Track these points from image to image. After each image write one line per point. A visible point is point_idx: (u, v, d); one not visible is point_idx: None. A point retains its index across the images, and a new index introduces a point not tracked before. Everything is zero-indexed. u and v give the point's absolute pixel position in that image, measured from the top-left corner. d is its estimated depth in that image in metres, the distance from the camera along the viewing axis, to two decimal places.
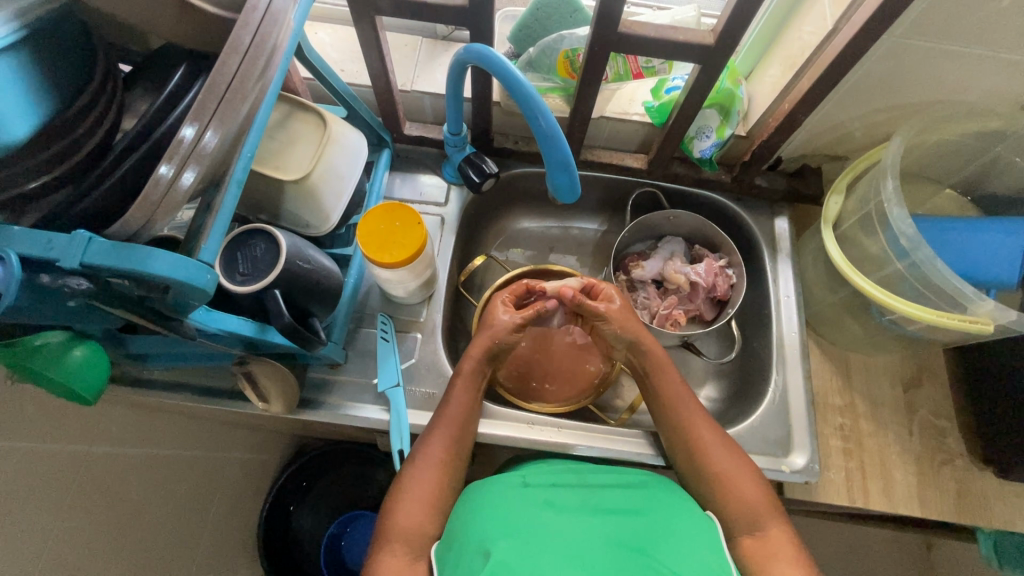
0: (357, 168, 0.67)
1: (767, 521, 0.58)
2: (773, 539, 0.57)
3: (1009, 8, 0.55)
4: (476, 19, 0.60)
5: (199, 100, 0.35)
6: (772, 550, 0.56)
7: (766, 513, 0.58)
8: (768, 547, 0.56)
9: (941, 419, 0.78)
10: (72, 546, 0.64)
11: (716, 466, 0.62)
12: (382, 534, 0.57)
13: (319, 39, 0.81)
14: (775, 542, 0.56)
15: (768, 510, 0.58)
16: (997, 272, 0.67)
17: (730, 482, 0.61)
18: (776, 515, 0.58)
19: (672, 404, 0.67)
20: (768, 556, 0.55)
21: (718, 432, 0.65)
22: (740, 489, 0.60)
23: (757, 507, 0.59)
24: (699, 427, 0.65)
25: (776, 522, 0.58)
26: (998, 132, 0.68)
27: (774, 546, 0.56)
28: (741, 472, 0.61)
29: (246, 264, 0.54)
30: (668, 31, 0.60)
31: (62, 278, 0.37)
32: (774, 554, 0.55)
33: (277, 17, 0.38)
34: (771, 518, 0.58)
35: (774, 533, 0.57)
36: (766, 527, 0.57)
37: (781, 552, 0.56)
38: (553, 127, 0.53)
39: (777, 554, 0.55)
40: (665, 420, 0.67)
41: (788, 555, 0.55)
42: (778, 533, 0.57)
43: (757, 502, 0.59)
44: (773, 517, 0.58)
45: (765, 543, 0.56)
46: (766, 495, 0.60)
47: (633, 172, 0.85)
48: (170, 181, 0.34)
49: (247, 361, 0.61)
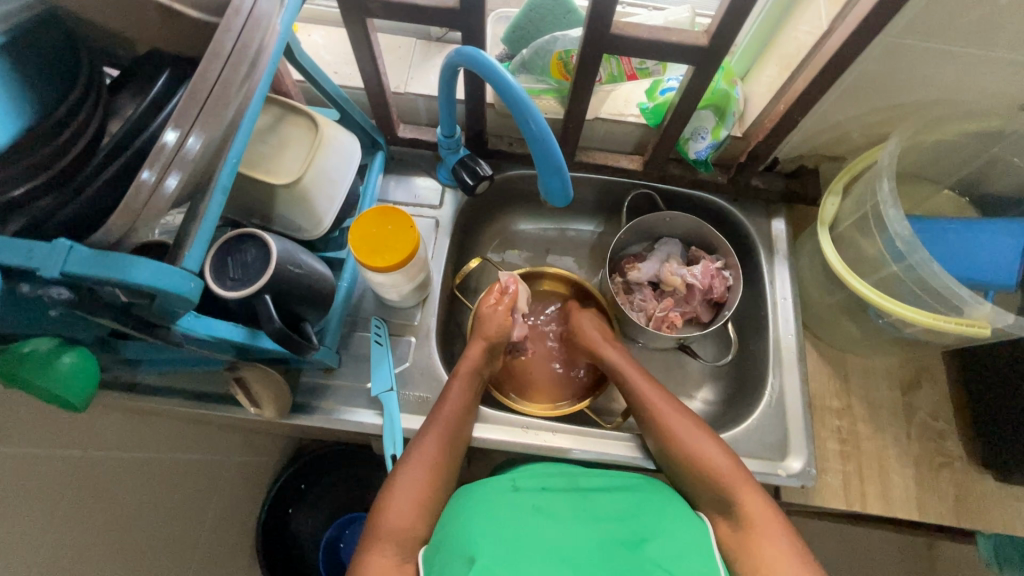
0: (349, 171, 0.66)
1: (740, 491, 0.58)
2: (749, 510, 0.56)
3: (1007, 6, 0.54)
4: (467, 21, 0.59)
5: (180, 106, 0.34)
6: (752, 528, 0.55)
7: (740, 485, 0.58)
8: (747, 526, 0.56)
9: (940, 421, 0.78)
10: (65, 552, 0.63)
11: (687, 448, 0.62)
12: (370, 534, 0.57)
13: (312, 41, 0.80)
14: (751, 514, 0.56)
15: (741, 482, 0.58)
16: (995, 274, 0.66)
17: (701, 460, 0.61)
18: (749, 485, 0.58)
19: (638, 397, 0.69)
20: (749, 535, 0.55)
21: (684, 413, 0.66)
22: (712, 464, 0.60)
23: (730, 482, 0.59)
24: (668, 413, 0.66)
25: (749, 491, 0.57)
26: (997, 131, 0.67)
27: (754, 524, 0.55)
28: (712, 449, 0.61)
29: (236, 269, 0.53)
30: (662, 32, 0.59)
31: (42, 288, 0.36)
32: (752, 531, 0.55)
33: (261, 21, 0.38)
34: (745, 489, 0.58)
35: (749, 503, 0.57)
36: (742, 499, 0.57)
37: (760, 524, 0.55)
38: (542, 129, 0.53)
39: (757, 528, 0.55)
40: (636, 411, 0.69)
41: (767, 529, 0.55)
42: (754, 503, 0.57)
43: (729, 475, 0.59)
44: (746, 487, 0.58)
45: (744, 520, 0.56)
46: (737, 466, 0.60)
47: (628, 173, 0.85)
48: (152, 187, 0.34)
49: (237, 367, 0.61)
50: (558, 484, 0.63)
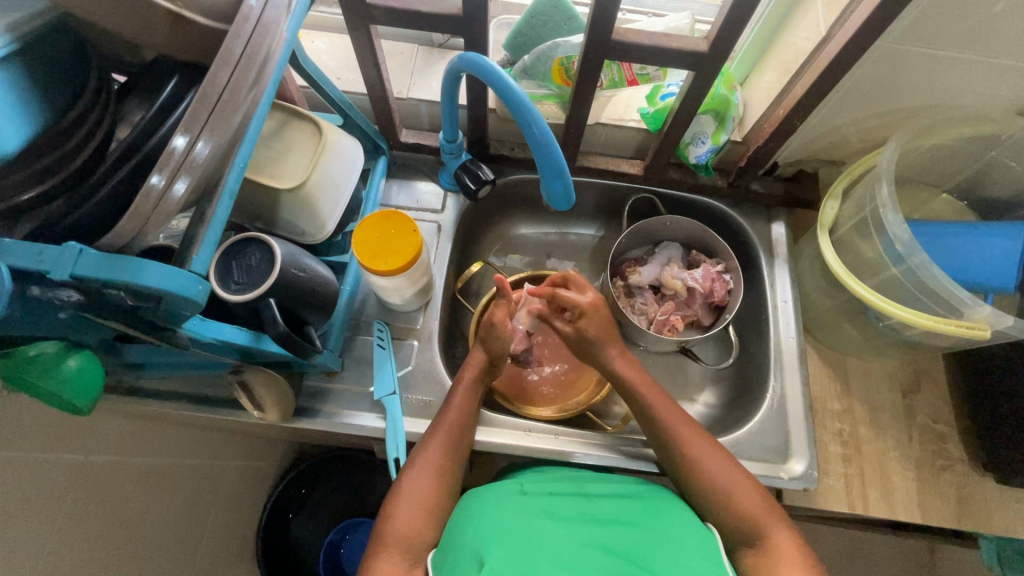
0: (353, 176, 0.67)
1: (770, 526, 0.57)
2: (778, 544, 0.56)
3: (1003, 12, 0.55)
4: (470, 27, 0.60)
5: (189, 111, 0.35)
6: (778, 559, 0.55)
7: (770, 521, 0.57)
8: (775, 556, 0.55)
9: (941, 423, 0.78)
10: (68, 556, 0.63)
11: (716, 478, 0.61)
12: (379, 540, 0.57)
13: (316, 47, 0.81)
14: (780, 549, 0.55)
15: (770, 516, 0.58)
16: (994, 276, 0.67)
17: (730, 492, 0.60)
18: (776, 519, 0.58)
19: (653, 417, 0.67)
20: (775, 566, 0.54)
21: (704, 439, 0.64)
22: (741, 498, 0.59)
23: (758, 515, 0.58)
24: (693, 438, 0.64)
25: (779, 527, 0.57)
26: (993, 136, 0.68)
27: (781, 554, 0.55)
28: (743, 484, 0.60)
29: (241, 273, 0.54)
30: (662, 38, 0.60)
31: (53, 291, 0.37)
32: (779, 563, 0.54)
33: (269, 28, 0.38)
34: (774, 523, 0.57)
35: (779, 538, 0.56)
36: (770, 533, 0.57)
37: (789, 560, 0.54)
38: (546, 134, 0.53)
39: (786, 561, 0.54)
40: (658, 434, 0.66)
41: (794, 562, 0.54)
42: (782, 538, 0.56)
43: (758, 510, 0.58)
44: (775, 522, 0.57)
45: (770, 552, 0.56)
46: (765, 502, 0.59)
47: (629, 178, 0.85)
48: (161, 192, 0.34)
49: (242, 369, 0.62)
50: (562, 488, 0.64)
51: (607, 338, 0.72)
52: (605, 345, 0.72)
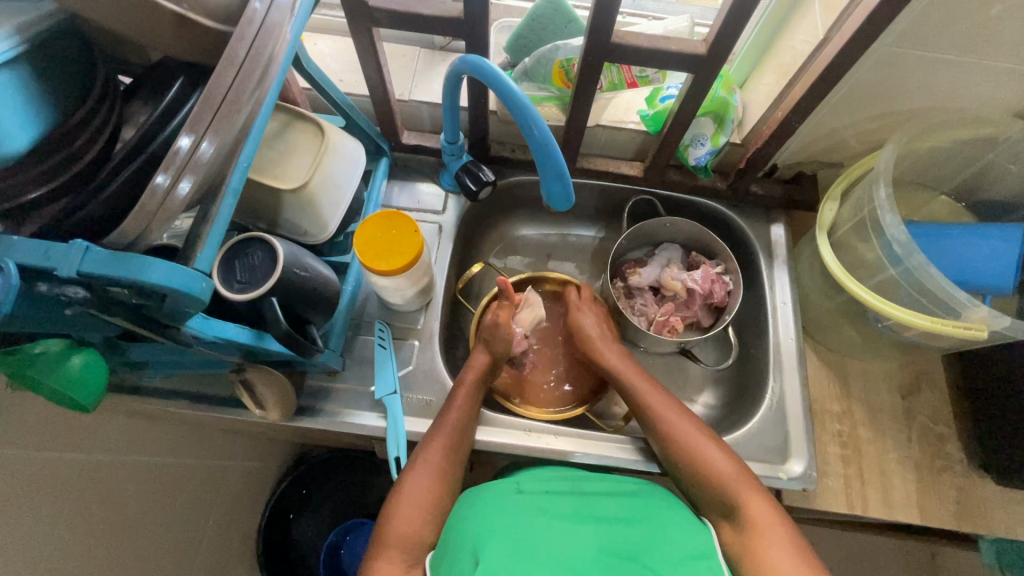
0: (355, 177, 0.68)
1: (747, 498, 0.57)
2: (756, 514, 0.56)
3: (998, 15, 0.55)
4: (471, 30, 0.60)
5: (194, 112, 0.35)
6: (755, 530, 0.55)
7: (748, 492, 0.58)
8: (752, 527, 0.55)
9: (940, 425, 0.78)
10: (71, 554, 0.64)
11: (696, 456, 0.62)
12: (380, 537, 0.57)
13: (319, 49, 0.82)
14: (756, 519, 0.55)
15: (748, 489, 0.58)
16: (993, 278, 0.67)
17: (708, 469, 0.60)
18: (755, 492, 0.58)
19: (637, 400, 0.69)
20: (753, 538, 0.54)
21: (686, 417, 0.66)
22: (720, 473, 0.60)
23: (736, 489, 0.58)
24: (674, 418, 0.65)
25: (756, 498, 0.57)
26: (990, 138, 0.68)
27: (758, 524, 0.55)
28: (723, 460, 0.61)
29: (243, 272, 0.54)
30: (661, 41, 0.61)
31: (60, 286, 0.37)
32: (755, 534, 0.54)
33: (273, 31, 0.39)
34: (752, 496, 0.57)
35: (755, 508, 0.56)
36: (747, 505, 0.57)
37: (766, 529, 0.54)
38: (545, 135, 0.54)
39: (762, 531, 0.54)
40: (642, 416, 0.68)
41: (771, 532, 0.54)
42: (759, 508, 0.56)
43: (738, 484, 0.58)
44: (753, 494, 0.57)
45: (749, 524, 0.55)
46: (747, 476, 0.59)
47: (629, 179, 0.86)
48: (166, 191, 0.35)
49: (243, 368, 0.62)
50: (561, 488, 0.64)
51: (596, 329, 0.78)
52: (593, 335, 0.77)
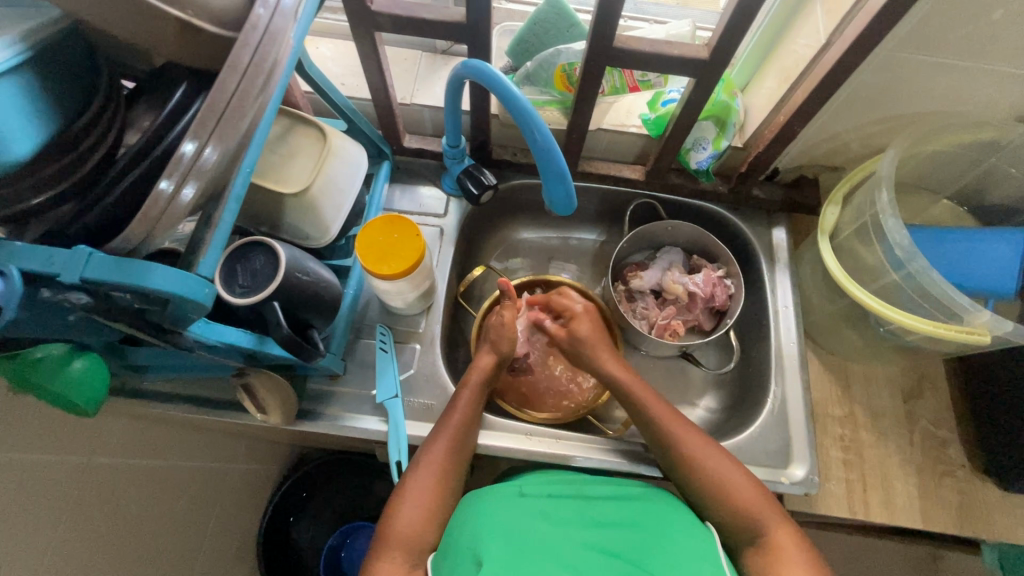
0: (357, 181, 0.68)
1: (769, 521, 0.57)
2: (779, 539, 0.56)
3: (1000, 20, 0.55)
4: (473, 34, 0.60)
5: (198, 117, 0.35)
6: (779, 554, 0.55)
7: (770, 515, 0.58)
8: (775, 551, 0.55)
9: (942, 429, 0.78)
10: (71, 557, 0.64)
11: (714, 476, 0.61)
12: (381, 541, 0.57)
13: (321, 53, 0.82)
14: (779, 544, 0.55)
15: (769, 510, 0.58)
16: (995, 282, 0.67)
17: (728, 488, 0.60)
18: (776, 513, 0.58)
19: (646, 415, 0.68)
20: (776, 561, 0.54)
21: (699, 434, 0.65)
22: (739, 494, 0.59)
23: (758, 510, 0.58)
24: (688, 436, 0.64)
25: (778, 522, 0.57)
26: (993, 143, 0.68)
27: (781, 549, 0.55)
28: (741, 480, 0.61)
29: (246, 276, 0.54)
30: (663, 45, 0.61)
31: (63, 292, 0.38)
32: (779, 557, 0.55)
33: (277, 36, 0.39)
34: (774, 518, 0.58)
35: (779, 531, 0.56)
36: (770, 528, 0.57)
37: (791, 554, 0.55)
38: (548, 139, 0.54)
39: (787, 556, 0.54)
40: (653, 432, 0.67)
41: (794, 557, 0.54)
42: (782, 532, 0.56)
43: (757, 506, 0.58)
44: (774, 517, 0.58)
45: (771, 546, 0.56)
46: (765, 497, 0.59)
47: (631, 183, 0.86)
48: (169, 197, 0.35)
49: (245, 372, 0.62)
50: (563, 491, 0.64)
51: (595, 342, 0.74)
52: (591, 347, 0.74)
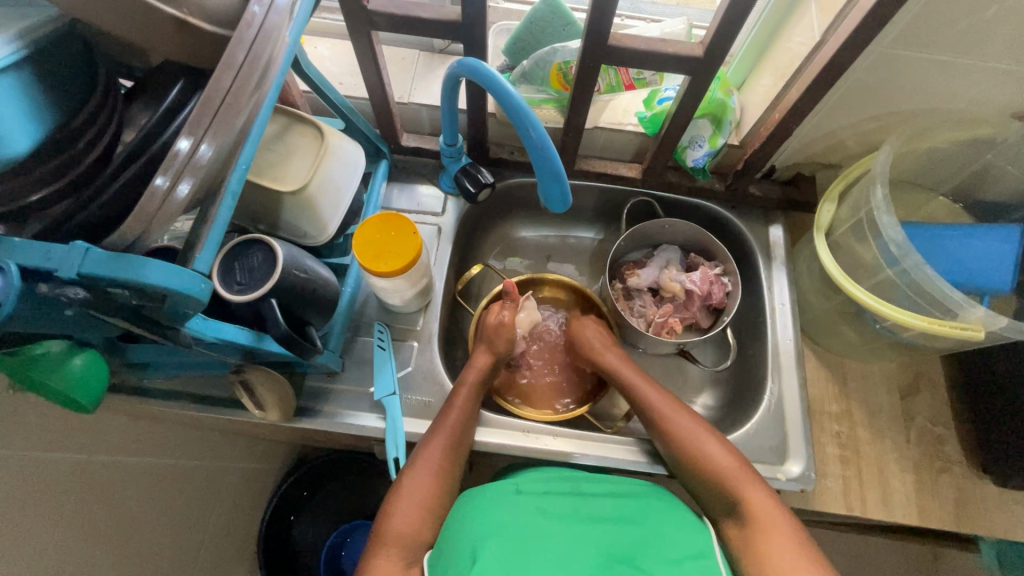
0: (354, 179, 0.68)
1: (747, 491, 0.58)
2: (757, 508, 0.56)
3: (993, 17, 0.56)
4: (469, 33, 0.61)
5: (193, 114, 0.36)
6: (758, 525, 0.55)
7: (748, 485, 0.58)
8: (755, 523, 0.55)
9: (939, 426, 0.78)
10: (71, 554, 0.64)
11: (695, 452, 0.62)
12: (378, 537, 0.57)
13: (319, 53, 0.83)
14: (757, 513, 0.56)
15: (750, 483, 0.58)
16: (991, 279, 0.67)
17: (709, 464, 0.61)
18: (754, 484, 0.58)
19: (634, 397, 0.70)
20: (755, 533, 0.55)
21: (681, 411, 0.66)
22: (719, 467, 0.60)
23: (737, 482, 0.59)
24: (672, 415, 0.66)
25: (756, 491, 0.57)
26: (988, 139, 0.69)
27: (759, 518, 0.55)
28: (720, 453, 0.61)
29: (243, 274, 0.55)
30: (658, 43, 0.61)
31: (60, 288, 0.38)
32: (759, 530, 0.55)
33: (271, 34, 0.39)
34: (754, 490, 0.58)
35: (757, 503, 0.56)
36: (748, 498, 0.57)
37: (770, 524, 0.55)
38: (542, 138, 0.54)
39: (763, 526, 0.55)
40: (643, 415, 0.69)
41: (775, 528, 0.54)
42: (761, 502, 0.56)
43: (736, 476, 0.59)
44: (755, 489, 0.58)
45: (752, 519, 0.56)
46: (745, 469, 0.60)
47: (628, 181, 0.86)
48: (165, 193, 0.35)
49: (243, 369, 0.63)
50: (560, 488, 0.64)
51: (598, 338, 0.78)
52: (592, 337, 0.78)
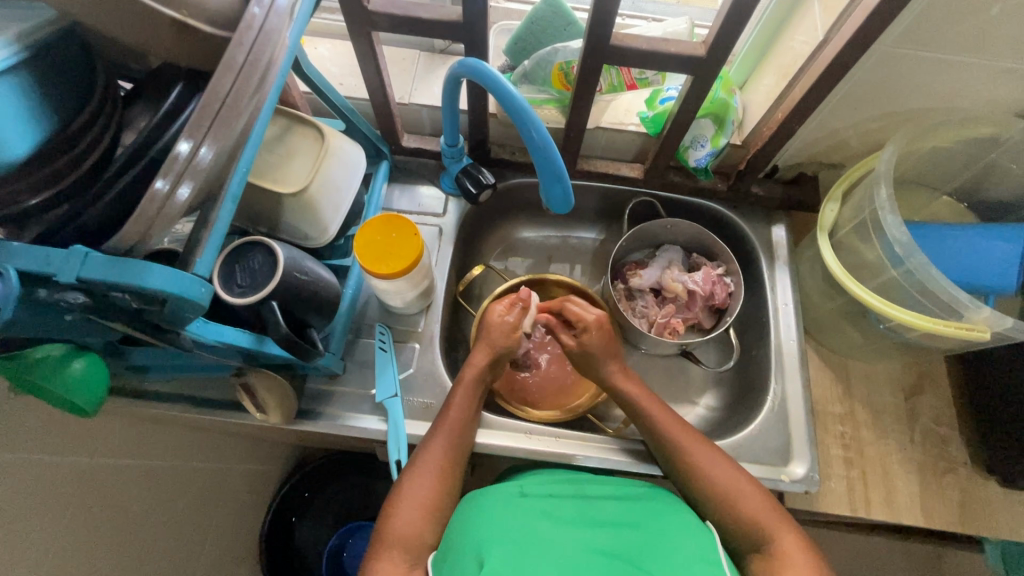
0: (354, 180, 0.68)
1: (776, 528, 0.57)
2: (785, 545, 0.55)
3: (997, 16, 0.55)
4: (470, 32, 0.60)
5: (193, 117, 0.36)
6: (785, 559, 0.54)
7: (775, 522, 0.57)
8: (779, 558, 0.54)
9: (943, 426, 0.78)
10: (74, 557, 0.64)
11: (720, 483, 0.61)
12: (379, 540, 0.57)
13: (319, 54, 0.83)
14: (785, 549, 0.55)
15: (775, 518, 0.58)
16: (996, 279, 0.67)
17: (734, 496, 0.60)
18: (781, 522, 0.58)
19: (650, 422, 0.68)
20: (780, 565, 0.54)
21: (702, 442, 0.65)
22: (744, 501, 0.59)
23: (763, 517, 0.58)
24: (693, 444, 0.65)
25: (784, 529, 0.57)
26: (992, 139, 0.68)
27: (787, 555, 0.54)
28: (745, 486, 0.61)
29: (243, 276, 0.54)
30: (660, 43, 0.61)
31: (59, 293, 0.38)
32: (784, 564, 0.54)
33: (271, 36, 0.39)
34: (779, 525, 0.57)
35: (784, 539, 0.56)
36: (776, 535, 0.56)
37: (795, 560, 0.54)
38: (544, 138, 0.54)
39: (791, 561, 0.54)
40: (658, 441, 0.67)
41: (800, 563, 0.53)
42: (788, 538, 0.56)
43: (762, 512, 0.58)
44: (780, 525, 0.57)
45: (776, 553, 0.55)
46: (770, 504, 0.59)
47: (629, 181, 0.86)
48: (166, 196, 0.35)
49: (243, 371, 0.63)
50: (564, 491, 0.64)
51: (606, 355, 0.73)
52: (605, 361, 0.73)
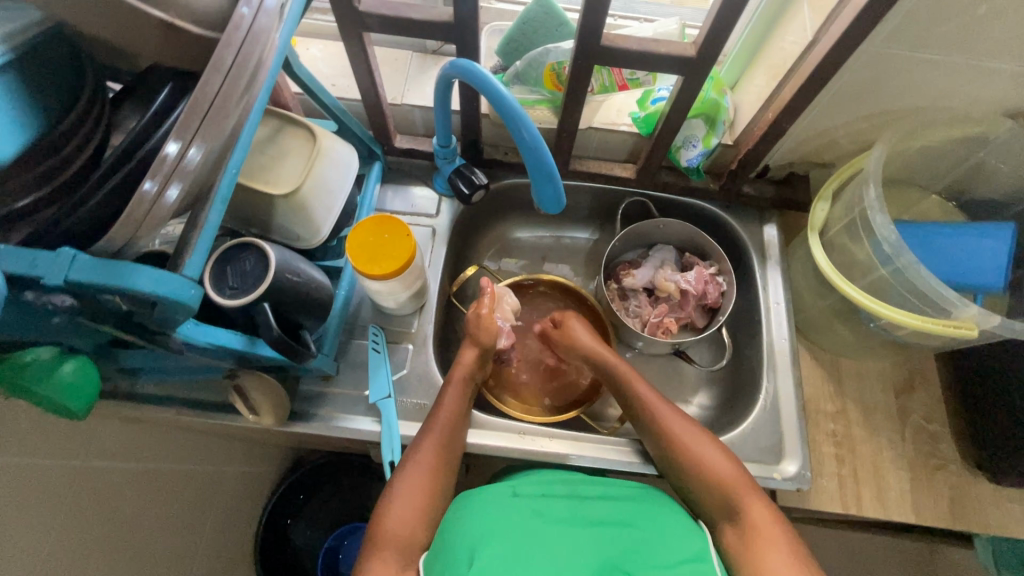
0: (347, 181, 0.68)
1: (744, 497, 0.58)
2: (753, 513, 0.56)
3: (983, 15, 0.56)
4: (461, 32, 0.60)
5: (182, 118, 0.35)
6: (755, 530, 0.55)
7: (744, 491, 0.59)
8: (749, 528, 0.55)
9: (934, 423, 0.79)
10: (66, 562, 0.64)
11: (693, 451, 0.63)
12: (372, 541, 0.57)
13: (311, 54, 0.83)
14: (754, 519, 0.56)
15: (745, 488, 0.59)
16: (983, 278, 0.67)
17: (704, 464, 0.61)
18: (753, 493, 0.58)
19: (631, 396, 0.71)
20: (750, 538, 0.55)
21: (677, 413, 0.67)
22: (715, 470, 0.61)
23: (734, 486, 0.59)
24: (669, 415, 0.67)
25: (753, 498, 0.58)
26: (980, 138, 0.69)
27: (756, 525, 0.55)
28: (716, 456, 0.62)
29: (235, 277, 0.54)
30: (651, 43, 0.61)
31: (46, 295, 0.38)
32: (753, 535, 0.55)
33: (260, 36, 0.39)
34: (748, 494, 0.58)
35: (753, 509, 0.57)
36: (745, 505, 0.57)
37: (764, 531, 0.55)
38: (534, 138, 0.54)
39: (760, 532, 0.55)
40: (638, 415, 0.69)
41: (769, 532, 0.54)
42: (757, 508, 0.57)
43: (733, 481, 0.60)
44: (751, 493, 0.58)
45: (746, 524, 0.56)
46: (740, 474, 0.60)
47: (622, 181, 0.86)
48: (153, 198, 0.35)
49: (236, 373, 0.62)
50: (558, 491, 0.64)
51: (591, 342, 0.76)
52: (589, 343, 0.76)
